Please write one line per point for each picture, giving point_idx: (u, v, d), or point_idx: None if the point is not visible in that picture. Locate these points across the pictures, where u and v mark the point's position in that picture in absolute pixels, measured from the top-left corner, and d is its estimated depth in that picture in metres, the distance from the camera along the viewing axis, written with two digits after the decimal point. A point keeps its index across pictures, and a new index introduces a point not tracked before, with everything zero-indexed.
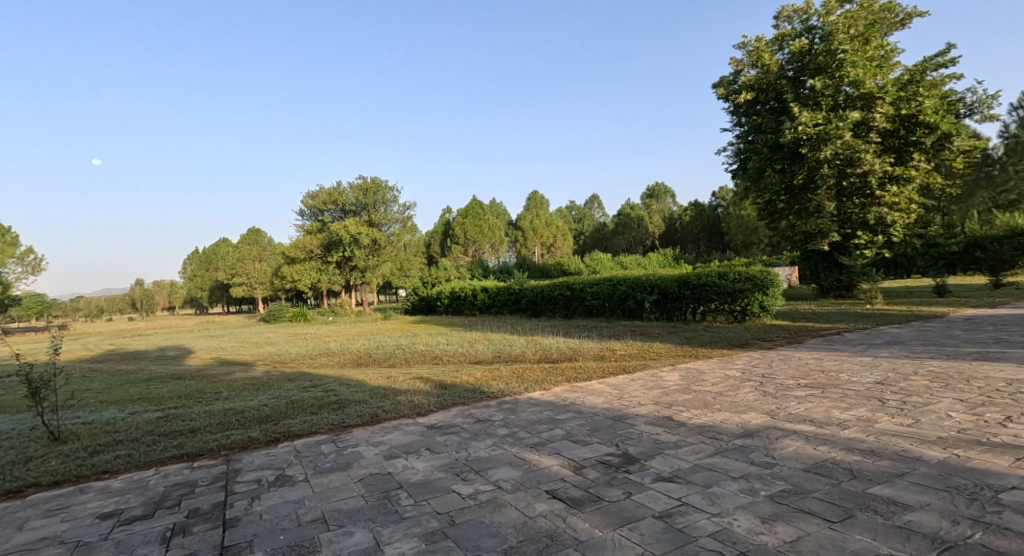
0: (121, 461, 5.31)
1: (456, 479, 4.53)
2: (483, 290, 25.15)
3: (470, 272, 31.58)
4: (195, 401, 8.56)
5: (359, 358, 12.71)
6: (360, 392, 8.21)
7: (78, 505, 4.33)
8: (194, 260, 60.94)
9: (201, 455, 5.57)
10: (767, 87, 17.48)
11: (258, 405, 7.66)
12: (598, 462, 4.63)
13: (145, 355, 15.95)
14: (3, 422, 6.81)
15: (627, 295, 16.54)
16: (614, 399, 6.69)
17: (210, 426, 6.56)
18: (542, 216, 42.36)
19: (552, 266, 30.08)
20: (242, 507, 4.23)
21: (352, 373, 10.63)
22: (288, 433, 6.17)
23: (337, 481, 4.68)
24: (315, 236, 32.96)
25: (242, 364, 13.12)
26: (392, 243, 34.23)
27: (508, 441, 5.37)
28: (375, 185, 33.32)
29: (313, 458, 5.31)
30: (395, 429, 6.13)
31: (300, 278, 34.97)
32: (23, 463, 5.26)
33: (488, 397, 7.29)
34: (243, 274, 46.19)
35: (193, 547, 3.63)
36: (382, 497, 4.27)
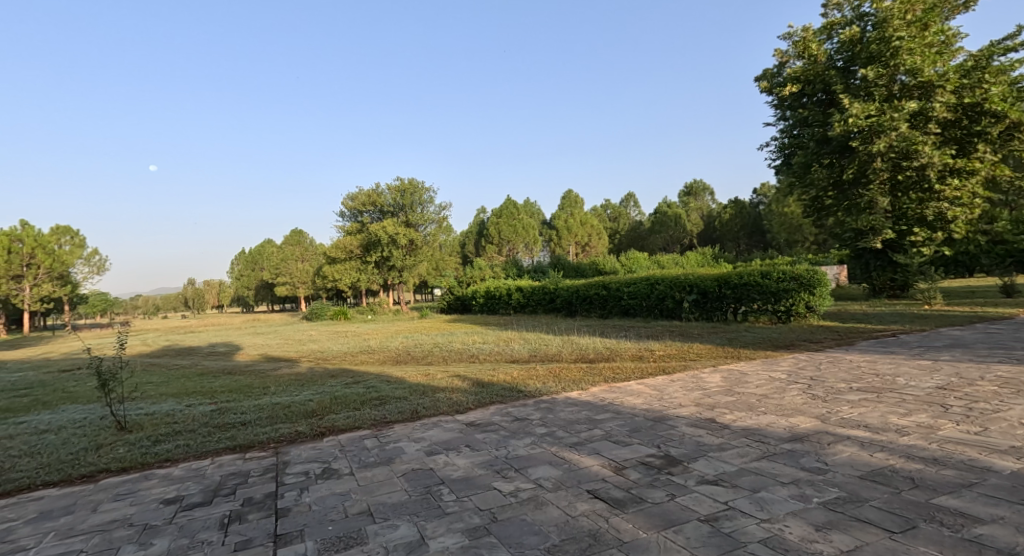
0: (181, 450, 5.58)
1: (497, 476, 4.55)
2: (518, 290, 25.18)
3: (504, 272, 31.70)
4: (245, 395, 8.91)
5: (398, 356, 12.93)
6: (400, 389, 8.36)
7: (144, 490, 4.58)
8: (241, 261, 63.60)
9: (253, 446, 5.79)
10: (814, 79, 16.79)
11: (304, 401, 7.91)
12: (639, 462, 4.57)
13: (198, 351, 16.75)
14: (76, 410, 7.27)
15: (665, 295, 16.25)
16: (654, 400, 6.58)
17: (260, 419, 6.80)
18: (577, 215, 41.91)
19: (587, 265, 29.81)
20: (292, 498, 4.37)
21: (391, 370, 10.83)
22: (333, 428, 6.34)
23: (380, 475, 4.78)
24: (355, 237, 33.70)
25: (287, 361, 13.59)
26: (428, 243, 34.68)
27: (548, 440, 5.37)
28: (413, 186, 33.92)
29: (356, 452, 5.45)
30: (435, 425, 6.22)
31: (340, 278, 35.86)
32: (94, 449, 5.59)
33: (526, 397, 7.30)
34: (287, 274, 47.75)
35: (249, 534, 3.78)
36: (425, 492, 4.34)
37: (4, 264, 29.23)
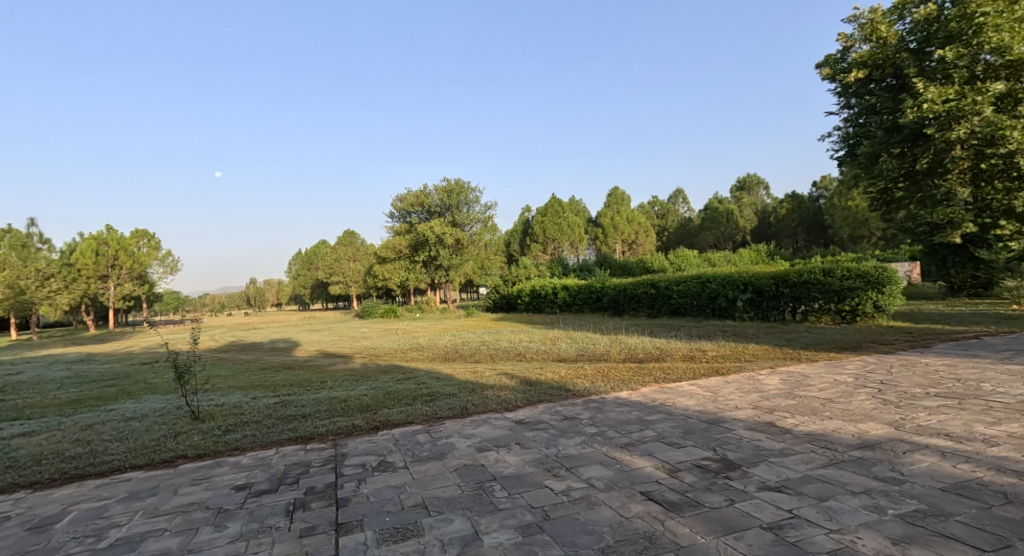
0: (249, 440, 5.90)
1: (548, 475, 4.56)
2: (564, 289, 25.07)
3: (550, 270, 31.62)
4: (305, 389, 9.30)
5: (446, 353, 13.14)
6: (450, 386, 8.50)
7: (217, 476, 4.86)
8: (297, 261, 66.29)
9: (313, 438, 6.04)
10: (883, 63, 15.88)
11: (359, 395, 8.17)
12: (694, 465, 4.47)
13: (259, 347, 17.59)
14: (155, 400, 7.80)
15: (718, 294, 15.77)
16: (708, 402, 6.40)
17: (319, 412, 7.08)
18: (624, 212, 41.16)
19: (634, 263, 29.31)
20: (351, 489, 4.53)
21: (440, 367, 11.02)
22: (387, 422, 6.52)
23: (433, 469, 4.89)
24: (404, 237, 34.43)
25: (342, 357, 14.06)
26: (474, 242, 35.04)
27: (598, 440, 5.32)
28: (459, 187, 34.45)
29: (410, 446, 5.58)
30: (485, 422, 6.29)
31: (390, 278, 36.71)
32: (172, 436, 5.97)
33: (575, 396, 7.26)
34: (340, 273, 49.34)
35: (313, 521, 3.95)
36: (478, 488, 4.40)
37: (92, 265, 31.75)
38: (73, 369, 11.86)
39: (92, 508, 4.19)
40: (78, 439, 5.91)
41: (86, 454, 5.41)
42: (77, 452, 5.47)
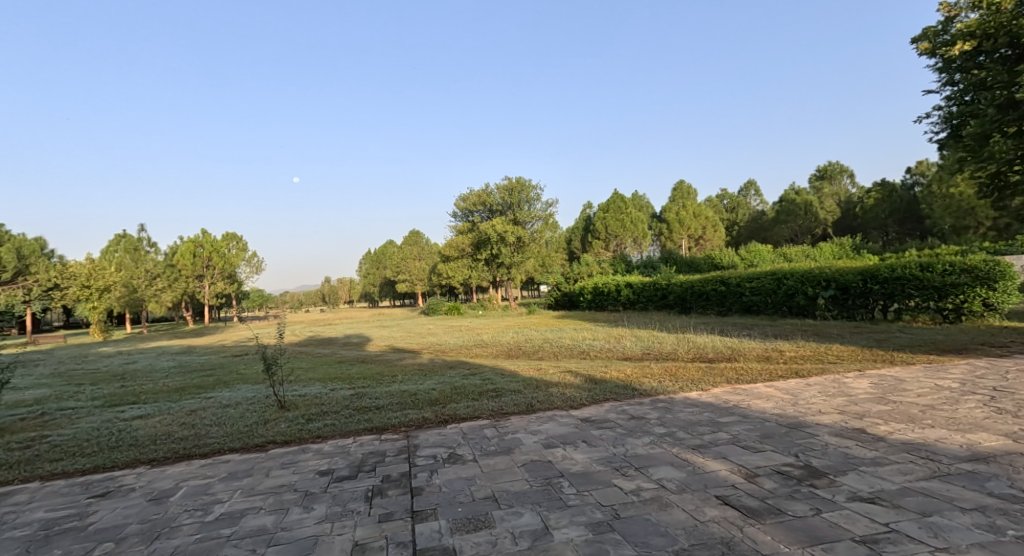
0: (329, 428, 6.24)
1: (616, 473, 4.52)
2: (628, 286, 24.64)
3: (613, 267, 31.13)
4: (377, 382, 9.72)
5: (510, 350, 13.27)
6: (515, 382, 8.59)
7: (302, 461, 5.18)
8: (367, 259, 69.07)
9: (387, 429, 6.30)
10: (996, 31, 13.47)
11: (428, 389, 8.44)
12: (774, 471, 4.29)
13: (334, 341, 18.56)
14: (246, 389, 8.42)
15: (795, 291, 14.99)
16: (787, 405, 6.10)
17: (391, 404, 7.37)
18: (690, 206, 39.66)
19: (702, 259, 28.32)
20: (424, 478, 4.70)
21: (505, 364, 11.16)
22: (455, 416, 6.68)
23: (502, 463, 4.97)
24: (467, 236, 35.09)
25: (410, 352, 14.56)
26: (536, 240, 35.04)
27: (668, 441, 5.21)
28: (520, 184, 34.65)
29: (478, 441, 5.70)
30: (551, 419, 6.31)
31: (453, 276, 37.45)
32: (262, 423, 6.42)
33: (642, 395, 7.13)
34: (405, 272, 50.85)
35: (390, 508, 4.13)
36: (546, 484, 4.44)
37: (191, 266, 34.57)
38: (177, 360, 13.06)
39: (198, 485, 4.59)
40: (184, 423, 6.49)
41: (192, 436, 5.93)
42: (184, 434, 6.01)
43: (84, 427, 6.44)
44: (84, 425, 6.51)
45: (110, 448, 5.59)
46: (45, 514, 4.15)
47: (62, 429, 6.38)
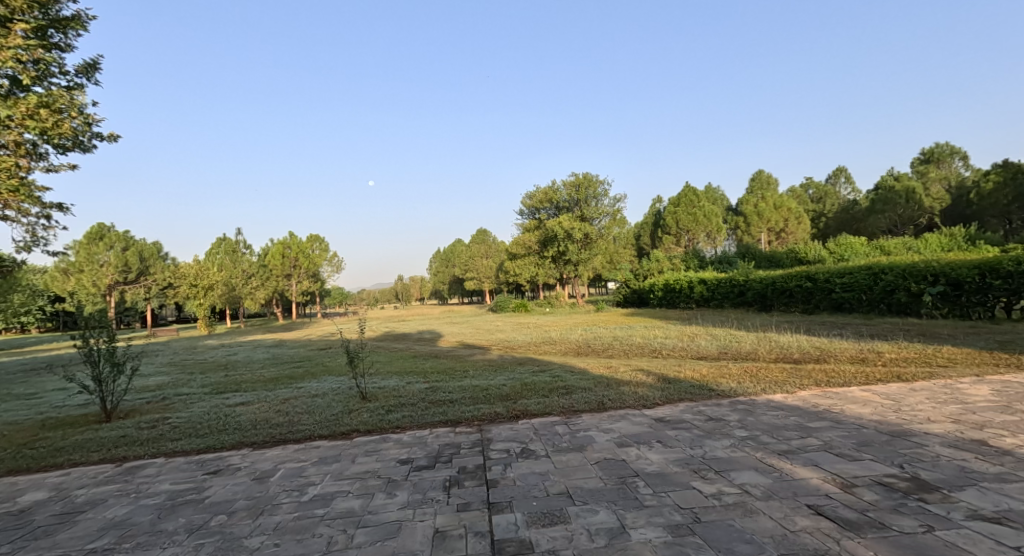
0: (408, 419, 6.48)
1: (695, 476, 4.38)
2: (701, 282, 23.77)
3: (685, 263, 30.06)
4: (450, 377, 9.98)
5: (579, 348, 13.18)
6: (586, 380, 8.51)
7: (384, 450, 5.42)
8: (437, 258, 70.91)
9: (461, 422, 6.45)
10: None
11: (499, 385, 8.54)
12: (875, 482, 3.99)
13: (408, 337, 19.27)
14: (331, 381, 8.90)
15: (894, 287, 13.85)
16: (888, 411, 5.64)
17: (464, 399, 7.53)
18: (771, 198, 37.57)
19: (783, 254, 26.77)
20: (499, 472, 4.77)
21: (575, 361, 11.10)
22: (526, 412, 6.73)
23: (574, 460, 4.96)
24: (533, 234, 35.28)
25: (481, 348, 14.83)
26: (603, 236, 34.41)
27: (751, 444, 4.98)
28: (587, 180, 34.29)
29: (549, 437, 5.71)
30: (623, 418, 6.21)
31: (520, 274, 37.63)
32: (347, 412, 6.77)
33: (720, 396, 6.86)
34: (473, 269, 51.67)
35: (467, 498, 4.23)
36: (621, 482, 4.38)
37: (280, 266, 37.07)
38: (270, 352, 14.08)
39: (294, 468, 4.92)
40: (279, 410, 6.96)
41: (286, 423, 6.36)
42: (280, 421, 6.46)
43: (197, 411, 7.08)
44: (197, 409, 7.15)
45: (218, 431, 6.10)
46: (168, 487, 4.61)
47: (179, 413, 7.04)
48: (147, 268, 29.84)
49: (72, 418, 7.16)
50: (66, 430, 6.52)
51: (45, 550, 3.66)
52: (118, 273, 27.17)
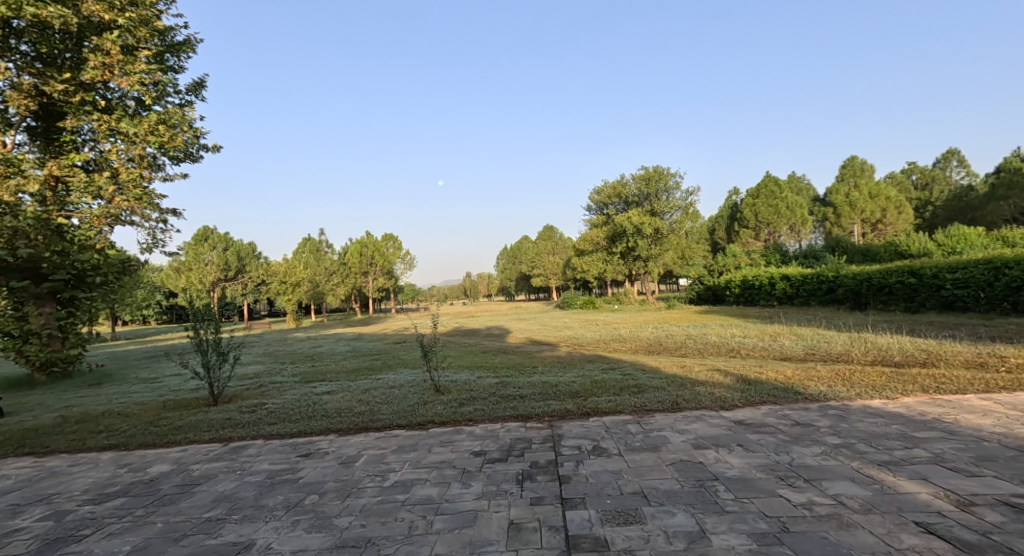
0: (480, 413, 6.61)
1: (782, 483, 4.15)
2: (784, 279, 22.49)
3: (765, 259, 28.53)
4: (519, 372, 10.06)
5: (651, 346, 12.85)
6: (658, 379, 8.30)
7: (458, 441, 5.56)
8: (504, 255, 71.50)
9: (532, 417, 6.49)
10: None
11: (568, 382, 8.50)
12: (998, 502, 3.62)
13: (477, 332, 19.60)
14: (406, 373, 9.22)
15: (1019, 283, 12.45)
16: (1012, 424, 5.09)
17: (535, 394, 7.56)
18: (865, 186, 34.77)
19: (880, 248, 24.75)
20: (571, 468, 4.76)
21: (646, 360, 10.85)
22: (597, 409, 6.66)
23: (648, 460, 4.85)
24: (601, 230, 35.13)
25: (549, 345, 14.82)
26: (674, 231, 33.28)
27: (845, 453, 4.66)
28: (658, 173, 33.15)
29: (622, 435, 5.62)
30: (699, 419, 6.00)
31: (587, 270, 37.30)
32: (422, 404, 7.00)
33: (807, 399, 6.47)
34: (540, 266, 51.65)
35: (540, 493, 4.26)
36: (699, 485, 4.24)
37: (359, 264, 38.86)
38: (350, 345, 14.83)
39: (376, 455, 5.16)
40: (361, 399, 7.32)
41: (368, 412, 6.67)
42: (362, 409, 6.78)
43: (289, 398, 7.59)
44: (289, 397, 7.65)
45: (308, 417, 6.51)
46: (268, 466, 4.97)
47: (274, 399, 7.58)
48: (243, 266, 32.40)
49: (186, 401, 7.88)
50: (180, 411, 7.18)
51: (170, 515, 4.06)
52: (220, 271, 29.70)
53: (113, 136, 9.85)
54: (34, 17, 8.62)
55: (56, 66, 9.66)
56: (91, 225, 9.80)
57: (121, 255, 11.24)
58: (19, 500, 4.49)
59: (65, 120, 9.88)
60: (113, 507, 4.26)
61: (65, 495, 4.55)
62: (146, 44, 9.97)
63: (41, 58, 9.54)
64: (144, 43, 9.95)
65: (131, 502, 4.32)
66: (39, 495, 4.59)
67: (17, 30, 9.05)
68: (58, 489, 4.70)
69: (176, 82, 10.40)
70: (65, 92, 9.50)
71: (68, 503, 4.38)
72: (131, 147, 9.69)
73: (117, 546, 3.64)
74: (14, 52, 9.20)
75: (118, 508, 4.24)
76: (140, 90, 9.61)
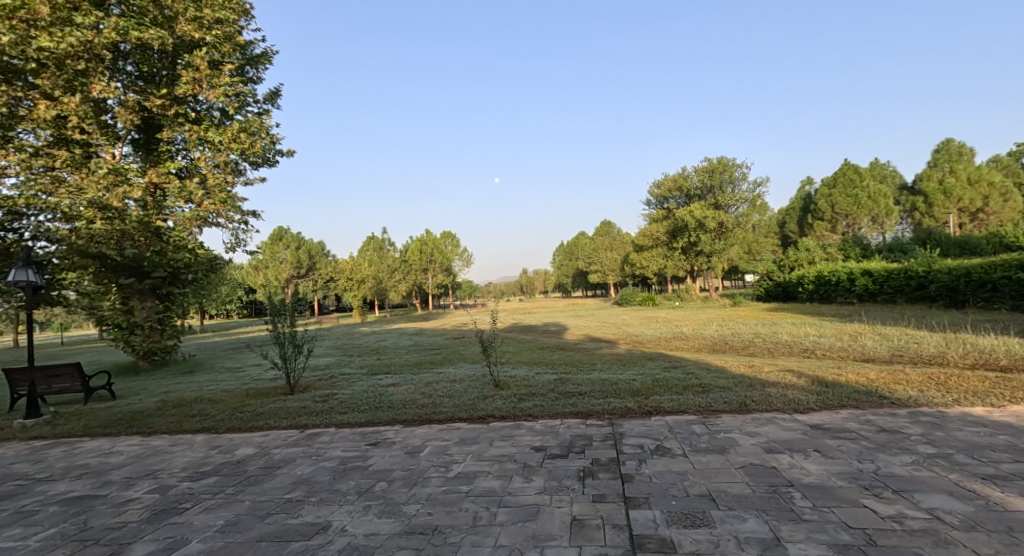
0: (540, 408, 6.59)
1: (867, 493, 3.87)
2: (866, 274, 21.09)
3: (843, 253, 26.67)
4: (578, 369, 9.97)
5: (716, 344, 12.39)
6: (724, 379, 7.98)
7: (519, 436, 5.56)
8: (560, 252, 71.05)
9: (592, 414, 6.40)
10: None
11: (628, 379, 8.34)
12: None
13: (535, 329, 19.62)
14: (466, 368, 9.35)
15: None
16: None
17: (594, 392, 7.46)
18: (963, 172, 31.89)
19: (979, 240, 22.67)
20: (633, 466, 4.65)
21: (712, 358, 10.47)
22: (659, 408, 6.48)
23: (716, 462, 4.66)
24: (661, 224, 33.80)
25: (607, 342, 14.60)
26: (740, 225, 31.87)
27: (941, 464, 4.29)
28: (722, 164, 31.94)
29: (686, 436, 5.44)
30: (771, 422, 5.71)
31: (647, 266, 36.48)
32: (483, 398, 7.06)
33: (895, 405, 6.02)
34: (597, 263, 50.91)
35: (602, 490, 4.18)
36: (772, 491, 4.02)
37: (418, 262, 39.65)
38: (413, 339, 15.23)
39: (440, 446, 5.25)
40: (424, 392, 7.48)
41: (431, 404, 6.81)
42: (425, 402, 6.93)
43: (357, 388, 7.88)
44: (357, 388, 7.94)
45: (375, 407, 6.72)
46: (340, 453, 5.17)
47: (343, 389, 7.89)
48: (314, 264, 34.27)
49: (266, 389, 8.34)
50: (262, 399, 7.61)
51: (256, 494, 4.30)
52: (293, 269, 31.89)
53: (202, 144, 10.62)
54: (138, 40, 9.47)
55: (156, 83, 10.51)
56: (184, 227, 10.59)
57: (210, 255, 12.05)
58: (130, 474, 4.89)
59: (163, 132, 10.68)
60: (208, 484, 4.56)
61: (168, 471, 4.91)
62: (228, 59, 10.68)
63: (142, 77, 10.39)
64: (227, 58, 10.67)
65: (223, 481, 4.61)
66: (145, 470, 4.98)
67: (123, 52, 9.90)
68: (161, 466, 5.09)
69: (255, 92, 11.10)
70: (162, 107, 10.31)
71: (170, 479, 4.73)
72: (218, 155, 10.51)
73: (212, 520, 3.89)
74: (121, 72, 10.05)
75: (213, 485, 4.53)
76: (225, 101, 10.37)
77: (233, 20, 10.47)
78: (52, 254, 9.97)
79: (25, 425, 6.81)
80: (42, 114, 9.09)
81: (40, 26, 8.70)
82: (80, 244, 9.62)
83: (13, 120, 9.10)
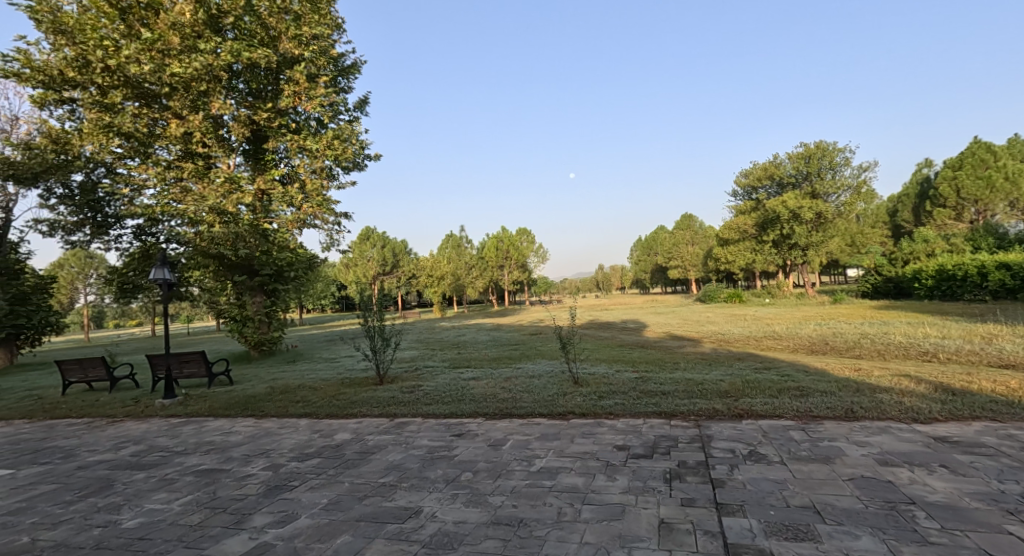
0: (621, 407, 6.42)
1: (1010, 519, 3.40)
2: (1003, 268, 18.69)
3: (972, 244, 23.95)
4: (660, 368, 9.63)
5: (816, 345, 11.50)
6: (825, 382, 7.38)
7: (600, 434, 5.44)
8: (639, 246, 69.23)
9: (676, 415, 6.14)
10: None
11: (715, 380, 7.94)
12: None
13: (614, 325, 19.17)
14: (544, 364, 9.32)
15: None
16: None
17: (677, 391, 7.16)
18: None
19: None
20: (724, 471, 4.39)
21: (812, 360, 9.72)
22: (750, 411, 6.10)
23: (819, 472, 4.30)
24: (749, 216, 32.32)
25: (691, 340, 14.01)
26: (842, 215, 29.35)
27: None
28: (820, 149, 29.49)
29: (783, 442, 5.06)
30: (884, 432, 5.19)
31: (734, 260, 34.57)
32: (562, 395, 6.99)
33: None
34: (677, 257, 49.08)
35: (691, 494, 3.98)
36: (888, 508, 3.64)
37: (496, 258, 40.26)
38: (491, 334, 15.43)
39: (521, 440, 5.24)
40: (505, 387, 7.53)
41: (511, 399, 6.83)
42: (506, 396, 6.96)
43: (440, 381, 8.08)
44: (441, 380, 8.15)
45: (458, 400, 6.85)
46: (427, 442, 5.31)
47: (428, 382, 8.11)
48: (397, 261, 35.72)
49: (357, 379, 8.77)
50: (354, 388, 8.00)
51: (353, 477, 4.51)
52: (378, 266, 33.22)
53: (301, 152, 11.30)
54: (248, 60, 10.23)
55: (263, 98, 11.33)
56: (287, 228, 11.37)
57: (307, 253, 12.86)
58: (246, 452, 5.32)
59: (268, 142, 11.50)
60: (312, 465, 4.84)
61: (278, 451, 5.28)
62: (323, 71, 11.24)
63: (252, 94, 11.26)
64: (323, 71, 11.25)
65: (324, 462, 4.88)
66: (259, 449, 5.39)
67: (236, 71, 10.83)
68: (272, 445, 5.49)
69: (347, 102, 11.67)
70: (268, 119, 11.09)
71: (279, 458, 5.08)
72: (315, 161, 11.13)
73: (317, 498, 4.12)
74: (234, 90, 10.94)
75: (316, 466, 4.81)
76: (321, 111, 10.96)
77: (328, 35, 11.04)
78: (181, 253, 11.33)
79: (162, 405, 7.60)
80: (173, 131, 10.15)
81: (172, 54, 9.69)
82: (201, 245, 10.60)
83: (151, 138, 10.28)
